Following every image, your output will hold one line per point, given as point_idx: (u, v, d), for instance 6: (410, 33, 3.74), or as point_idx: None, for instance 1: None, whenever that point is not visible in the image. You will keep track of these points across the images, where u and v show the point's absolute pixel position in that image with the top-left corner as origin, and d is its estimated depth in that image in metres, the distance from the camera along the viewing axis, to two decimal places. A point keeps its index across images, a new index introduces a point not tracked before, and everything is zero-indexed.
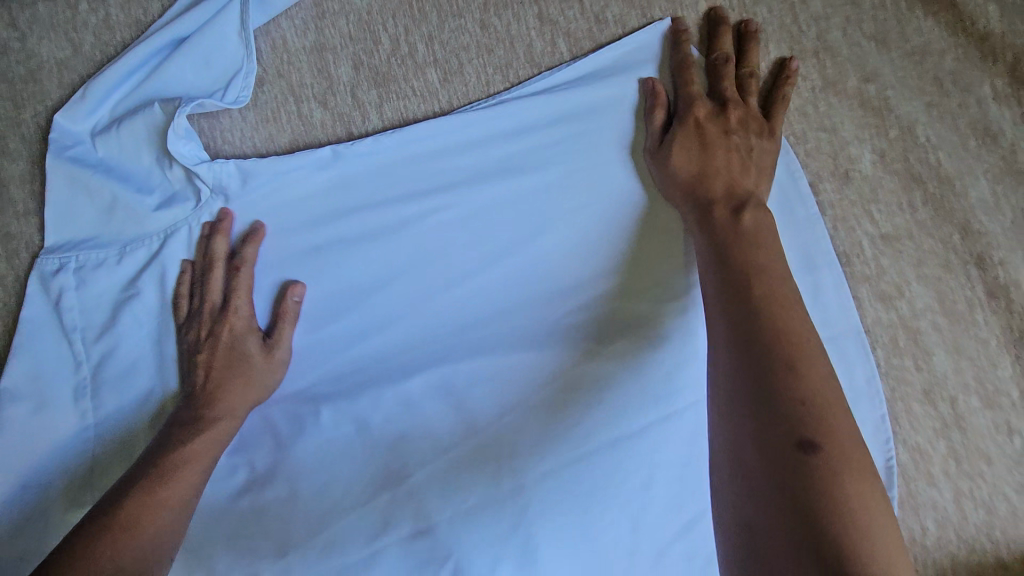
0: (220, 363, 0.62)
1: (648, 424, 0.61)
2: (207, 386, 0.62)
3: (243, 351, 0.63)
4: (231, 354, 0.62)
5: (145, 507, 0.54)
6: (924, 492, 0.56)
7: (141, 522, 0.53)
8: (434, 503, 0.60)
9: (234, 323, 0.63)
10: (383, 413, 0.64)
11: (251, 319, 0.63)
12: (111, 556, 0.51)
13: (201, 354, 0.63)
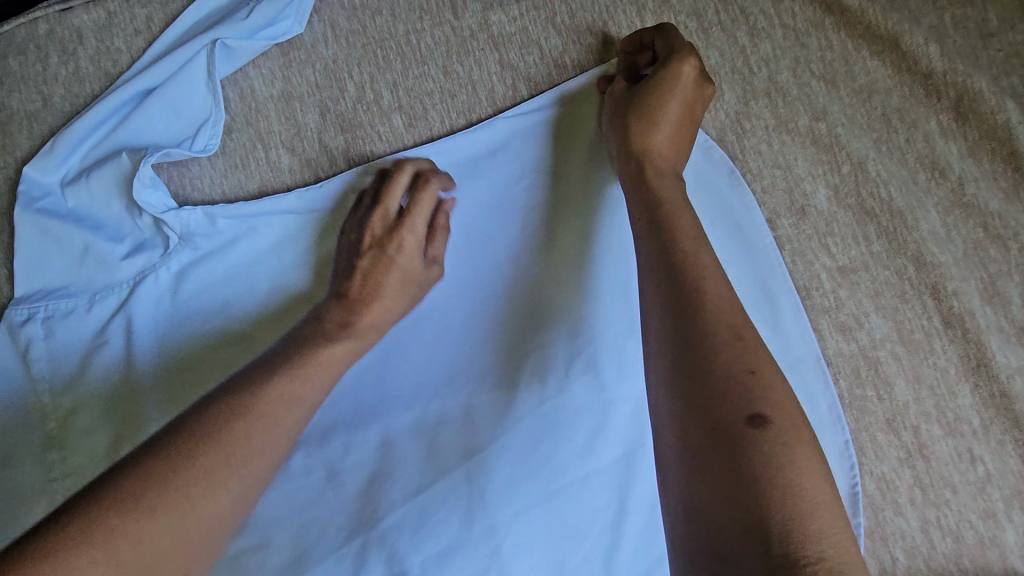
0: (375, 257, 0.61)
1: (616, 459, 0.61)
2: (356, 286, 0.61)
3: (404, 262, 0.62)
4: (390, 251, 0.62)
5: (283, 396, 0.49)
6: (892, 522, 0.57)
7: (245, 433, 0.46)
8: (406, 547, 0.58)
9: (405, 223, 0.62)
10: (354, 456, 0.62)
11: (419, 226, 0.63)
12: (144, 523, 0.40)
13: (364, 259, 0.62)
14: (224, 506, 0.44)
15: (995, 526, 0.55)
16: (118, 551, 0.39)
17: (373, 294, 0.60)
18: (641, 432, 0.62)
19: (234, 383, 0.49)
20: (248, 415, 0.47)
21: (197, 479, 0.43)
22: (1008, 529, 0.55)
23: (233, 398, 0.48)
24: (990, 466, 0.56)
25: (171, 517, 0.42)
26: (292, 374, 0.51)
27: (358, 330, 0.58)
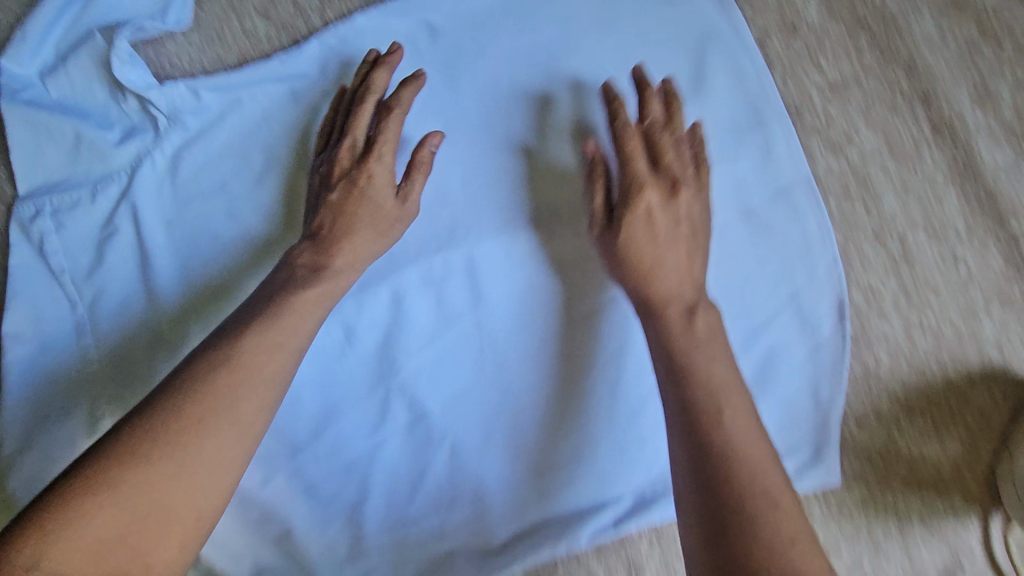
0: (344, 192, 0.59)
1: (614, 294, 0.65)
2: (327, 230, 0.58)
3: (377, 198, 0.59)
4: (361, 182, 0.59)
5: (261, 343, 0.51)
6: (876, 328, 0.60)
7: (221, 379, 0.49)
8: (425, 390, 0.66)
9: (375, 153, 0.59)
10: (365, 314, 0.66)
11: (389, 153, 0.60)
12: (127, 480, 0.44)
13: (335, 193, 0.59)
14: (211, 451, 0.46)
15: (974, 323, 0.58)
16: (118, 504, 0.43)
17: (346, 233, 0.58)
18: None
19: (221, 335, 0.52)
20: (224, 368, 0.49)
21: (192, 425, 0.46)
22: (987, 325, 0.58)
23: (210, 357, 0.50)
24: (974, 267, 0.58)
25: (163, 483, 0.45)
26: (268, 318, 0.53)
27: (335, 270, 0.57)
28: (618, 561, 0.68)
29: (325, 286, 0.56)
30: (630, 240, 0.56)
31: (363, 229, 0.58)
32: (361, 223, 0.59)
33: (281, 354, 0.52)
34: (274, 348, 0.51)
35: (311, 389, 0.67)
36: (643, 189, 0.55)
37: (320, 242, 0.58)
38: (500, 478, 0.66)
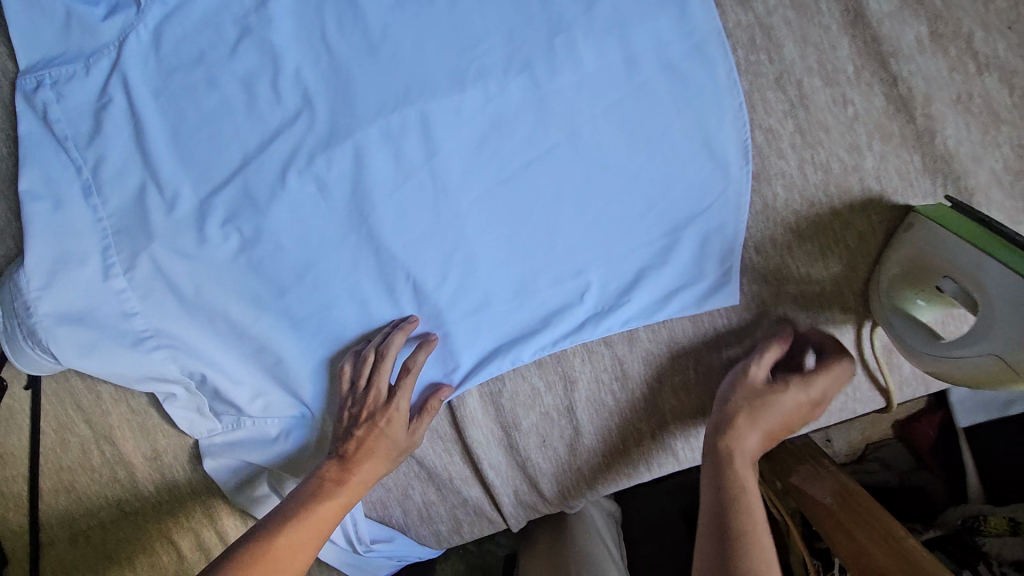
0: (369, 429, 0.75)
1: (552, 145, 0.72)
2: (352, 449, 0.75)
3: (391, 433, 0.76)
4: (381, 424, 0.75)
5: (309, 522, 0.70)
6: (775, 165, 0.69)
7: (287, 535, 0.68)
8: (389, 236, 0.77)
9: (395, 402, 0.75)
10: (336, 168, 0.76)
11: (405, 406, 0.76)
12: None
13: (359, 429, 0.75)
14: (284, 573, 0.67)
15: (857, 157, 0.67)
16: None
17: (369, 450, 0.75)
18: (571, 120, 0.71)
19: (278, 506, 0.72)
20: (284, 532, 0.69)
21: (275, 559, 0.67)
22: (868, 157, 0.67)
23: (272, 522, 0.70)
24: (859, 107, 0.67)
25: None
26: (317, 494, 0.72)
27: (350, 484, 0.74)
28: (555, 375, 0.78)
29: (356, 470, 0.74)
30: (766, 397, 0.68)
31: (378, 444, 0.75)
32: (375, 451, 0.75)
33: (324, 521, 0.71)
34: (315, 524, 0.71)
35: (303, 240, 0.79)
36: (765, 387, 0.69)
37: (345, 456, 0.75)
38: (457, 307, 0.78)
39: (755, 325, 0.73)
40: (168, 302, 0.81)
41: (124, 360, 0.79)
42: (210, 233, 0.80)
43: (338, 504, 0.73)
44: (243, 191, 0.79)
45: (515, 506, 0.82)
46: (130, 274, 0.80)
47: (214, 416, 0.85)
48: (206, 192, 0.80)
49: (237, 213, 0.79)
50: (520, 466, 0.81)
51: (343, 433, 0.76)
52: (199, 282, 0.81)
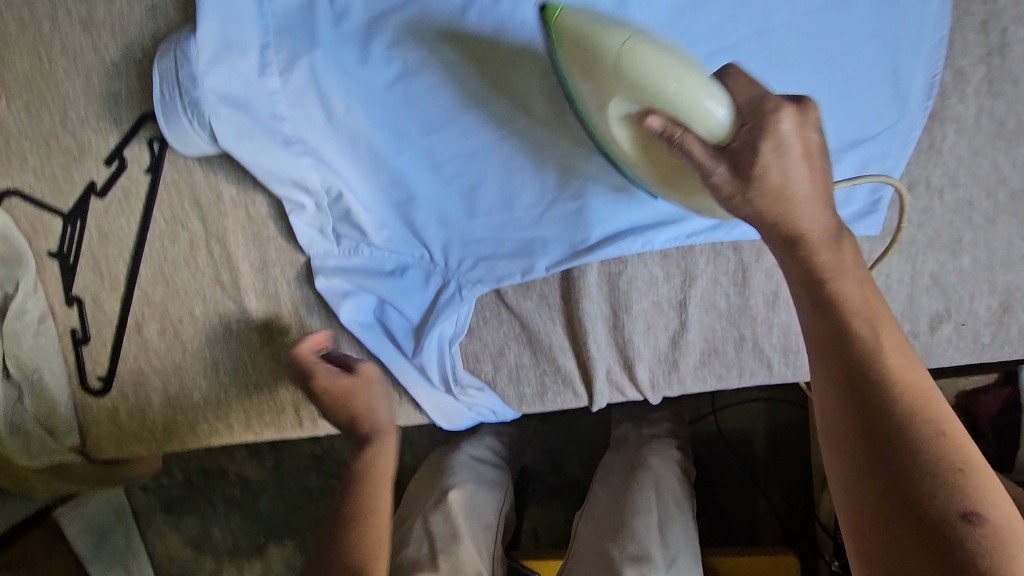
0: (337, 393, 0.77)
1: (744, 38, 0.72)
2: (343, 417, 0.78)
3: (367, 389, 0.78)
4: (348, 387, 0.77)
5: (378, 471, 0.73)
6: (953, 107, 0.72)
7: (361, 506, 0.70)
8: (555, 95, 0.77)
9: (340, 376, 0.77)
10: (519, 15, 0.75)
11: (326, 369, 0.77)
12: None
13: (326, 400, 0.78)
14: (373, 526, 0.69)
15: None
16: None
17: (365, 404, 0.77)
18: (769, 18, 0.71)
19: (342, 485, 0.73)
20: (355, 491, 0.71)
21: (357, 518, 0.70)
22: None
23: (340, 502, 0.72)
24: None
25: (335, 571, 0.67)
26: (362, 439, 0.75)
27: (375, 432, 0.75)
28: (676, 268, 0.82)
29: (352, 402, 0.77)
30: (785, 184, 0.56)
31: (375, 401, 0.77)
32: (360, 400, 0.77)
33: (383, 461, 0.73)
34: (380, 479, 0.72)
35: (467, 81, 0.79)
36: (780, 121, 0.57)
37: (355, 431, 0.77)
38: (602, 182, 0.79)
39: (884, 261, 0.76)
40: (317, 114, 0.80)
41: (271, 159, 0.81)
42: (372, 54, 0.78)
43: (370, 454, 0.74)
44: (418, 16, 0.77)
45: (601, 386, 0.87)
46: (286, 77, 0.78)
47: (334, 238, 0.88)
48: (377, 11, 0.77)
49: (405, 40, 0.78)
50: (619, 347, 0.85)
51: (335, 410, 0.78)
52: (350, 101, 0.80)
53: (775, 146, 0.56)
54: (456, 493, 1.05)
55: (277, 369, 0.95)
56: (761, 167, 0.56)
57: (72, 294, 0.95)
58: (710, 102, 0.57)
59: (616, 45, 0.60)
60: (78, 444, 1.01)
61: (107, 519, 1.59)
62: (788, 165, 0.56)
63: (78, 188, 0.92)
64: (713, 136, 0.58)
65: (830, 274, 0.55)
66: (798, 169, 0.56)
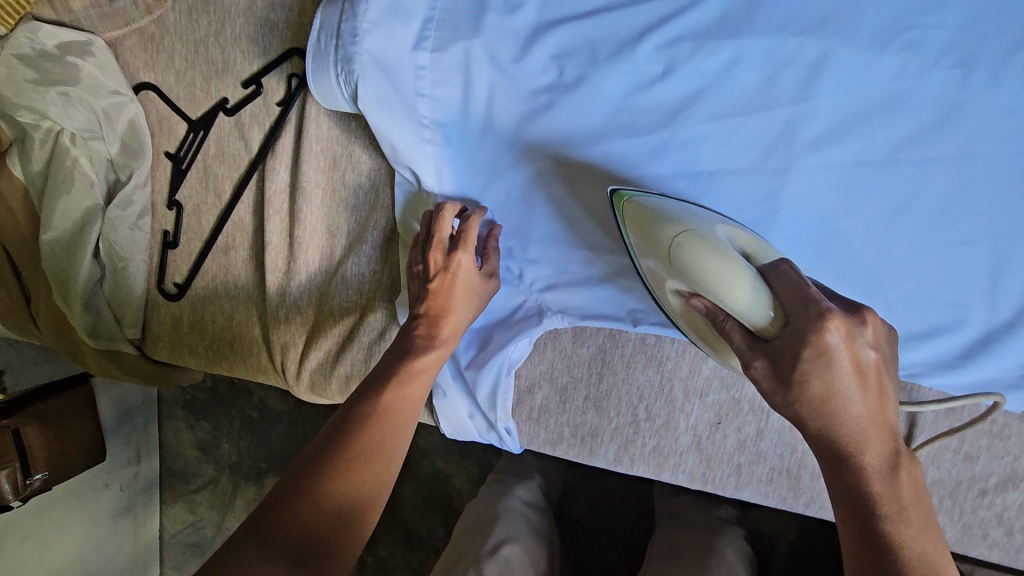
0: (443, 280, 0.76)
1: (930, 157, 0.66)
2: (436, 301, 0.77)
3: (466, 278, 0.77)
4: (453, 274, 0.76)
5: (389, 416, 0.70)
6: None
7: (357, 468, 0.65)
8: (705, 153, 0.72)
9: (464, 249, 0.76)
10: (693, 64, 0.70)
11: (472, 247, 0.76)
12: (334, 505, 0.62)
13: (435, 280, 0.76)
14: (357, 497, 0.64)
15: None
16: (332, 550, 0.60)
17: (446, 311, 0.77)
18: (970, 143, 0.64)
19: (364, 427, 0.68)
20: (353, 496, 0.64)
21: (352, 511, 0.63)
22: None
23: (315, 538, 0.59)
24: None
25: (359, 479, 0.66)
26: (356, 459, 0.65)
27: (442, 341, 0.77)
28: None
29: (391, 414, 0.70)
30: (828, 398, 0.52)
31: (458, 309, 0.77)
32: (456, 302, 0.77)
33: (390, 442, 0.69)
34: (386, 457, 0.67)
35: (616, 113, 0.74)
36: (827, 327, 0.50)
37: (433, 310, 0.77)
38: None
39: (1001, 440, 0.70)
40: (457, 100, 0.78)
41: (398, 132, 0.80)
42: (531, 57, 0.75)
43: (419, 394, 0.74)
44: (590, 33, 0.73)
45: (652, 462, 0.81)
46: (437, 55, 0.77)
47: None
48: (552, 17, 0.74)
49: (568, 53, 0.74)
50: (684, 433, 0.79)
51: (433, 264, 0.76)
52: (491, 96, 0.78)
53: (846, 372, 0.51)
54: (510, 546, 1.03)
55: (321, 332, 0.93)
56: (803, 376, 0.52)
57: (175, 198, 0.97)
58: (753, 288, 0.53)
59: (670, 236, 0.60)
60: (138, 337, 1.05)
61: (135, 399, 1.68)
62: (852, 389, 0.52)
63: (212, 101, 0.93)
64: (751, 320, 0.54)
65: (873, 488, 0.52)
66: (855, 388, 0.52)
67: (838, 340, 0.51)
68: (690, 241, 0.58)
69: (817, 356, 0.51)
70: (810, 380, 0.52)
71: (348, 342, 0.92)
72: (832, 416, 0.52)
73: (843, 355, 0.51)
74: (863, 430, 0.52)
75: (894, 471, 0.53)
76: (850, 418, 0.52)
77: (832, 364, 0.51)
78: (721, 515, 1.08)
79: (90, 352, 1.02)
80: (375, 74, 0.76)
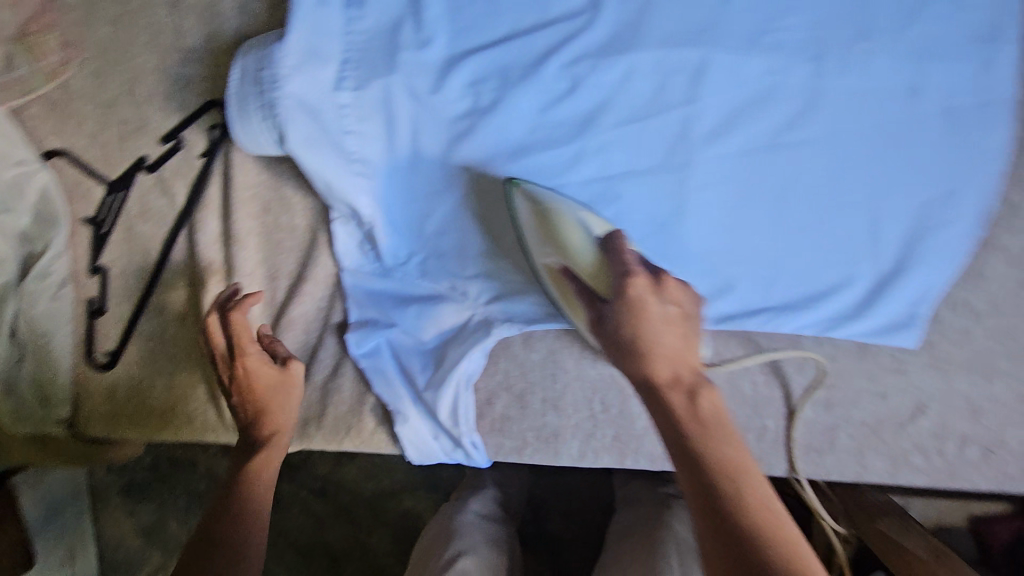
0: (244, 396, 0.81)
1: (805, 138, 0.76)
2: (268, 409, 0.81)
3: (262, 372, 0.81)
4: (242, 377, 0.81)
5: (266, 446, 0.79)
6: (1000, 239, 0.75)
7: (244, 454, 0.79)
8: (617, 155, 0.80)
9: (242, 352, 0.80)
10: (596, 80, 0.78)
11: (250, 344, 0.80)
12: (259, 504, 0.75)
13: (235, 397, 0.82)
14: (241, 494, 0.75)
15: None
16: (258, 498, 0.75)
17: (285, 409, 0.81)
18: (834, 122, 0.75)
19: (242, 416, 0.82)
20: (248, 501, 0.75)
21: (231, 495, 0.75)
22: None
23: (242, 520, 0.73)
24: None
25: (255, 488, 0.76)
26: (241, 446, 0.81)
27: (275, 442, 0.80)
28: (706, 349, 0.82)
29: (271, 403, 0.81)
30: (640, 332, 0.64)
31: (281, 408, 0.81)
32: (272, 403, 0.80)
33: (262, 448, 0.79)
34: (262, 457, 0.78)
35: (533, 129, 0.80)
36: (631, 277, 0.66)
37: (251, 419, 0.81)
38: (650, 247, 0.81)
39: (912, 378, 0.77)
40: (383, 133, 0.82)
41: (329, 169, 0.81)
42: (448, 86, 0.80)
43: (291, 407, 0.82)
44: (499, 60, 0.80)
45: (614, 451, 0.85)
46: (358, 92, 0.80)
47: (369, 254, 0.88)
48: (463, 48, 0.81)
49: (482, 80, 0.80)
50: (640, 417, 0.84)
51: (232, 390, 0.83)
52: (417, 126, 0.82)
53: (657, 313, 0.65)
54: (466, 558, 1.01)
55: None
56: (622, 320, 0.66)
57: (98, 262, 0.94)
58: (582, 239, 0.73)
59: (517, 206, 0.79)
60: (67, 419, 0.98)
61: (62, 490, 1.53)
62: (660, 328, 0.64)
63: (130, 160, 0.92)
64: (579, 262, 0.73)
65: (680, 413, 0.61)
66: (665, 326, 0.65)
67: (643, 289, 0.66)
68: (539, 211, 0.77)
69: (633, 302, 0.65)
70: (620, 319, 0.66)
71: None
72: (641, 353, 0.64)
73: (650, 300, 0.65)
74: (666, 359, 0.63)
75: (695, 399, 0.61)
76: (655, 345, 0.64)
77: (642, 308, 0.65)
78: (666, 491, 1.10)
79: (17, 440, 0.96)
80: (297, 116, 0.78)
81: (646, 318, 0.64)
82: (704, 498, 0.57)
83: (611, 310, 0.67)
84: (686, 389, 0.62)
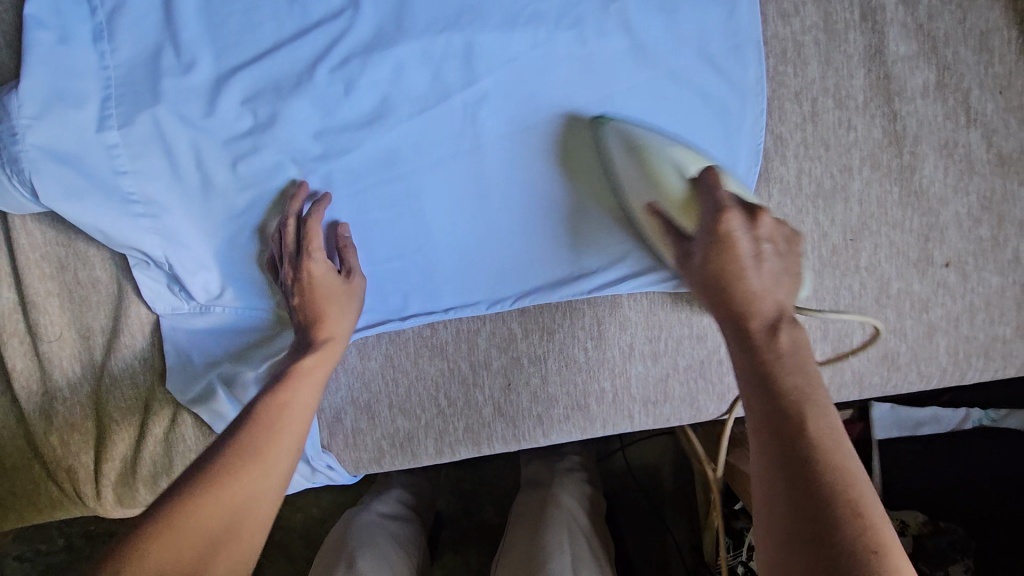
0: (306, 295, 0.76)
1: (582, 105, 0.77)
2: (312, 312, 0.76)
3: (326, 281, 0.76)
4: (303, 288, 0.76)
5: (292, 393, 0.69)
6: (777, 169, 0.77)
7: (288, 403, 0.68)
8: (407, 151, 0.78)
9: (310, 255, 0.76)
10: (370, 78, 0.76)
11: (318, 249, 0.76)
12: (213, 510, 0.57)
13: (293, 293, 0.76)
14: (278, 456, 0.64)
15: (847, 178, 0.77)
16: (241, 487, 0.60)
17: (319, 313, 0.75)
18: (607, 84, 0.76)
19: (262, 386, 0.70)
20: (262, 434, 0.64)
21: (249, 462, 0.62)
22: (856, 180, 0.77)
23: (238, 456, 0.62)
24: (858, 132, 0.77)
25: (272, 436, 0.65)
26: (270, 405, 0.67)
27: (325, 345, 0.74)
28: (534, 324, 0.83)
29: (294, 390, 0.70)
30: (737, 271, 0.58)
31: (330, 311, 0.76)
32: (324, 303, 0.76)
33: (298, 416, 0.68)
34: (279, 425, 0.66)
35: (317, 139, 0.78)
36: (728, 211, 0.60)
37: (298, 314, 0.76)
38: (457, 236, 0.81)
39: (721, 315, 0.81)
40: (162, 168, 0.78)
41: (105, 215, 0.78)
42: (220, 107, 0.76)
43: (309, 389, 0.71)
44: (267, 72, 0.76)
45: (468, 441, 0.85)
46: (125, 130, 0.76)
47: (181, 295, 0.84)
48: (228, 65, 0.76)
49: (256, 96, 0.77)
50: (485, 404, 0.84)
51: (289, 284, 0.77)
52: (197, 153, 0.78)
53: (717, 238, 0.59)
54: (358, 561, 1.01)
55: (106, 441, 0.86)
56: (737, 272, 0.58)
57: None
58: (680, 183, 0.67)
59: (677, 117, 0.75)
60: None
61: None
62: (721, 249, 0.59)
63: None
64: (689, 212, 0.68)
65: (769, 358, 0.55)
66: (739, 257, 0.58)
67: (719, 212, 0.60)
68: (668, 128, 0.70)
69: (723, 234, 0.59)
70: (713, 257, 0.59)
71: (139, 441, 0.87)
72: (731, 289, 0.58)
73: (713, 224, 0.60)
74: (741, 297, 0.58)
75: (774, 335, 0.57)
76: (736, 279, 0.58)
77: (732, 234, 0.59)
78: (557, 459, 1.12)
79: None
80: (54, 167, 0.74)
81: (738, 252, 0.58)
82: (776, 430, 0.53)
83: (698, 247, 0.61)
84: (767, 322, 0.58)
